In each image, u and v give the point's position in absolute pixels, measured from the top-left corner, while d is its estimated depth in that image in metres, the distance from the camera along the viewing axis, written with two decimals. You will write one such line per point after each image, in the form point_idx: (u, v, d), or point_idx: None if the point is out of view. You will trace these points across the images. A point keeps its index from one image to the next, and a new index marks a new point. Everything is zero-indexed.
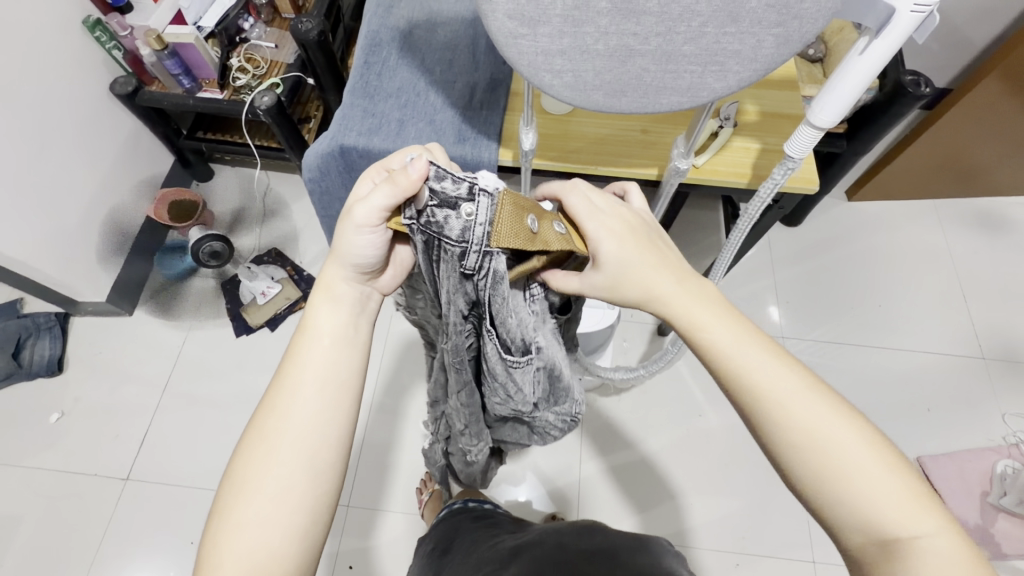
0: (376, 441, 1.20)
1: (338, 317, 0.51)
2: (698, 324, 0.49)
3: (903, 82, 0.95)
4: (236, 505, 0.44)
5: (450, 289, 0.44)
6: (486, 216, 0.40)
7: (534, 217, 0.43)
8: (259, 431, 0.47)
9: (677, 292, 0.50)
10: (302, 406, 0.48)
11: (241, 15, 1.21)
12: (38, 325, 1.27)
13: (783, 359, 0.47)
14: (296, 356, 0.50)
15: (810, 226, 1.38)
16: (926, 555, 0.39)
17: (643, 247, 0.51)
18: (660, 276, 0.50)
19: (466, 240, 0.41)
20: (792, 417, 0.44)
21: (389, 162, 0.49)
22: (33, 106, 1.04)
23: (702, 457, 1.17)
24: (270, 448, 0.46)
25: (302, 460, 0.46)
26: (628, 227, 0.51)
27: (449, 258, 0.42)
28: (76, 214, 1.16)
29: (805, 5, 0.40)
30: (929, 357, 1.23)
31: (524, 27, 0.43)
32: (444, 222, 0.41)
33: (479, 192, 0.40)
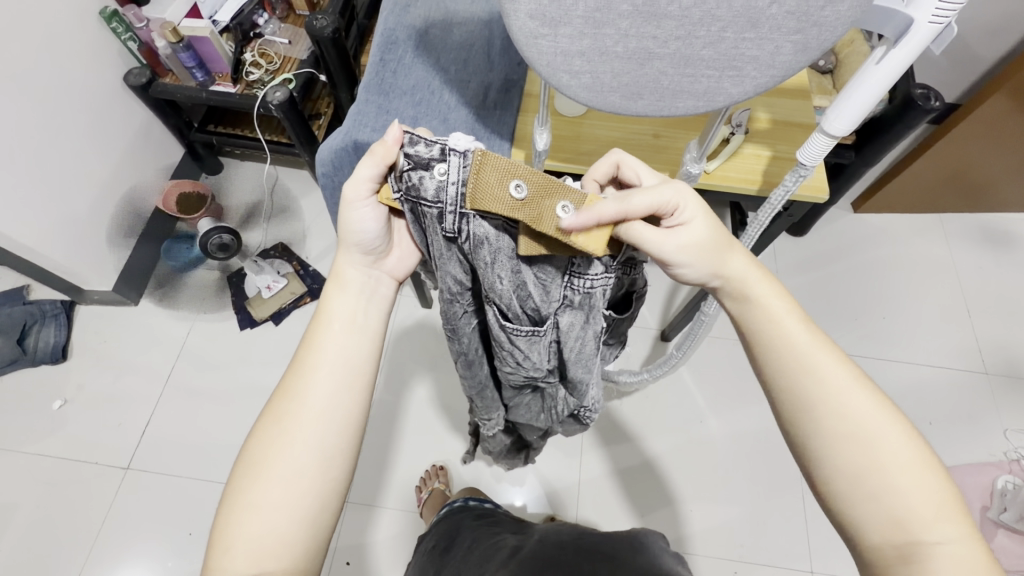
0: (377, 438, 1.20)
1: (352, 304, 0.51)
2: (765, 307, 0.48)
3: (913, 96, 0.95)
4: (249, 488, 0.44)
5: (443, 258, 0.47)
6: (457, 175, 0.42)
7: (522, 183, 0.40)
8: (272, 415, 0.47)
9: (748, 279, 0.49)
10: (316, 393, 0.47)
11: (255, 10, 1.22)
12: (45, 312, 1.27)
13: (844, 357, 0.46)
14: (311, 342, 0.50)
15: (816, 236, 1.38)
16: (942, 559, 0.39)
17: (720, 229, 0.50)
18: (729, 259, 0.50)
19: (442, 200, 0.43)
20: (843, 410, 0.44)
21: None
22: (47, 94, 1.05)
23: (703, 465, 1.17)
24: (283, 433, 0.46)
25: (313, 445, 0.46)
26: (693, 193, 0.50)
27: (431, 220, 0.45)
28: (86, 203, 1.17)
29: (825, 13, 0.41)
30: (932, 371, 1.23)
31: (545, 28, 0.43)
32: (420, 183, 0.43)
33: (450, 152, 0.42)
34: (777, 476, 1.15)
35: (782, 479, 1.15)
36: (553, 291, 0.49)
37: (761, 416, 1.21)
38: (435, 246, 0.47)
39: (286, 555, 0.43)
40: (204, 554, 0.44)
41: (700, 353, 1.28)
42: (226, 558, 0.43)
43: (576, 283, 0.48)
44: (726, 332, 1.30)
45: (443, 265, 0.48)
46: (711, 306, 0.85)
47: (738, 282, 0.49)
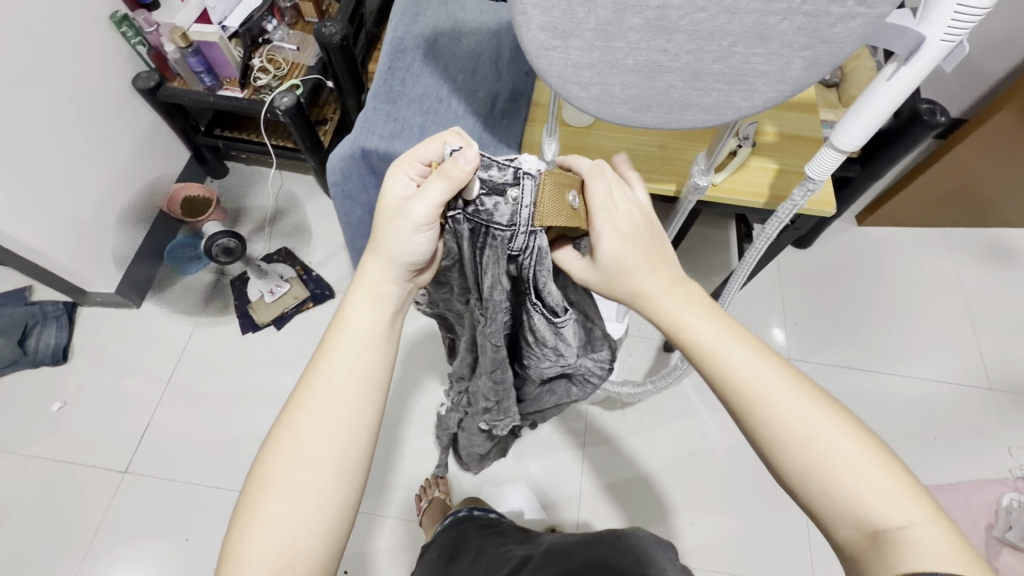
0: (378, 444, 1.19)
1: (369, 315, 0.50)
2: (679, 317, 0.49)
3: (919, 110, 0.95)
4: (264, 499, 0.44)
5: (493, 276, 0.44)
6: (530, 198, 0.41)
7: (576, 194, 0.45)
8: (286, 425, 0.47)
9: (663, 291, 0.49)
10: (335, 406, 0.47)
11: (264, 17, 1.23)
12: (47, 313, 1.27)
13: (766, 351, 0.47)
14: (326, 353, 0.49)
15: (819, 249, 1.38)
16: (914, 543, 0.38)
17: (641, 239, 0.48)
18: (649, 270, 0.49)
19: (514, 224, 0.41)
20: (774, 413, 0.44)
21: (413, 157, 0.47)
22: (55, 95, 1.05)
23: (704, 477, 1.16)
24: (300, 446, 0.45)
25: (332, 456, 0.46)
26: (633, 229, 0.48)
27: (497, 244, 0.43)
28: (91, 205, 1.17)
29: (835, 30, 0.41)
30: (936, 385, 1.23)
31: (556, 40, 0.43)
32: (494, 209, 0.42)
33: (524, 176, 0.41)
34: (779, 489, 1.14)
35: (782, 492, 1.14)
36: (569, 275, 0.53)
37: None
38: (485, 262, 0.44)
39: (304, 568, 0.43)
40: (218, 566, 0.44)
41: None
42: (241, 568, 0.42)
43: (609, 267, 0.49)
44: None
45: (491, 282, 0.45)
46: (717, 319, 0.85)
47: (650, 294, 0.49)
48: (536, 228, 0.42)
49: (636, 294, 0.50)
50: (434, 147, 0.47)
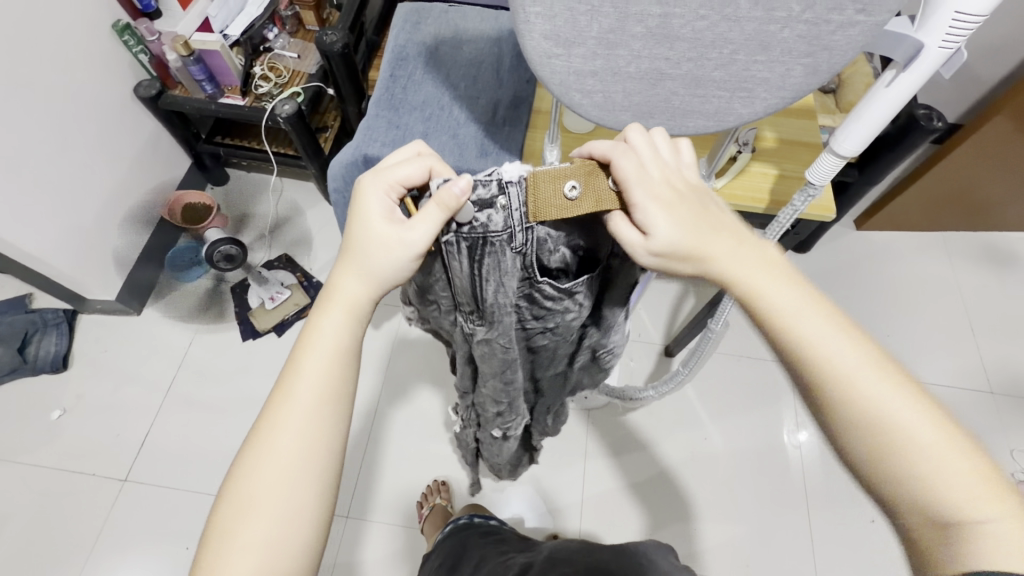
0: (376, 452, 1.19)
1: (335, 330, 0.49)
2: (750, 278, 0.46)
3: (915, 116, 0.95)
4: (235, 526, 0.43)
5: (496, 287, 0.44)
6: (519, 201, 0.40)
7: (574, 182, 0.39)
8: (253, 448, 0.45)
9: (730, 259, 0.46)
10: (306, 426, 0.46)
11: (265, 25, 1.23)
12: (46, 320, 1.27)
13: (848, 326, 0.44)
14: (291, 373, 0.47)
15: (819, 253, 1.39)
16: (994, 539, 0.35)
17: (694, 203, 0.46)
18: (714, 238, 0.46)
19: (510, 226, 0.41)
20: (842, 383, 0.41)
21: (394, 179, 0.46)
22: (57, 103, 1.05)
23: (706, 482, 1.16)
24: (271, 468, 0.44)
25: (307, 474, 0.45)
26: (678, 195, 0.45)
27: (498, 248, 0.42)
28: (93, 212, 1.17)
29: (835, 37, 0.41)
30: (937, 389, 1.23)
31: (559, 48, 0.44)
32: (488, 221, 0.41)
33: (507, 185, 0.40)
34: (781, 494, 1.14)
35: (785, 497, 1.14)
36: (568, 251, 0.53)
37: (764, 432, 1.20)
38: (485, 275, 0.43)
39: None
40: None
41: (705, 370, 1.27)
42: None
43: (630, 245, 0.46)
44: (730, 347, 1.29)
45: (493, 293, 0.44)
46: (718, 323, 0.85)
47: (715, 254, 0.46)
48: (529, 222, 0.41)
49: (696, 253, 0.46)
50: (415, 170, 0.46)
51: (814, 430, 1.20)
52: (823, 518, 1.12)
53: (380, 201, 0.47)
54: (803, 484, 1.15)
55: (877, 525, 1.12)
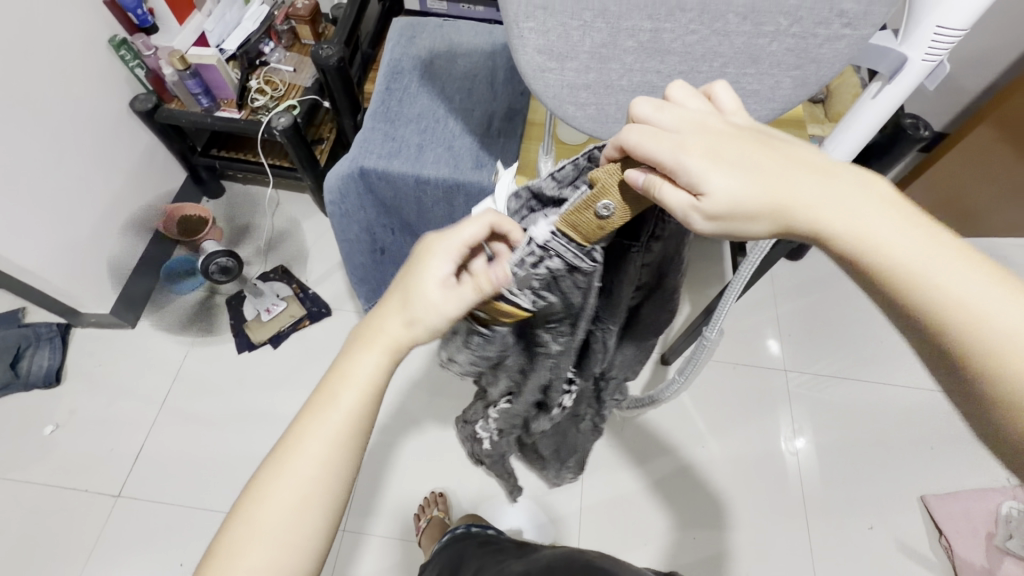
0: (374, 463, 1.18)
1: (375, 366, 0.45)
2: (863, 228, 0.37)
3: (903, 125, 0.97)
4: (238, 552, 0.41)
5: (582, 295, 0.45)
6: (567, 245, 0.40)
7: (606, 204, 0.37)
8: (271, 471, 0.43)
9: (821, 194, 0.38)
10: (321, 460, 0.43)
11: (262, 39, 1.25)
12: (39, 335, 1.26)
13: (968, 249, 0.37)
14: (323, 400, 0.44)
15: (811, 260, 1.41)
16: None
17: (757, 148, 0.38)
18: (793, 173, 0.38)
19: (577, 262, 0.41)
20: (992, 334, 0.35)
21: (460, 239, 0.44)
22: (54, 118, 1.06)
23: (705, 490, 1.16)
24: (280, 498, 0.42)
25: (315, 513, 0.43)
26: (726, 138, 0.38)
27: (568, 279, 0.43)
28: (88, 226, 1.17)
29: (822, 51, 0.42)
30: (932, 394, 1.24)
31: (552, 62, 0.45)
32: (551, 270, 0.41)
33: (545, 244, 0.40)
34: (781, 502, 1.14)
35: (785, 505, 1.14)
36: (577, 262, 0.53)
37: (762, 439, 1.20)
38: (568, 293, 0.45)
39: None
40: None
41: (701, 378, 1.27)
42: None
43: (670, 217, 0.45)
44: (725, 355, 1.30)
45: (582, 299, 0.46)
46: (714, 331, 0.84)
47: (808, 209, 0.37)
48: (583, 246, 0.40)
49: (780, 207, 0.38)
50: (478, 229, 0.44)
51: (812, 437, 1.20)
52: (823, 525, 1.12)
53: (441, 261, 0.44)
54: (801, 491, 1.15)
55: (876, 531, 1.12)
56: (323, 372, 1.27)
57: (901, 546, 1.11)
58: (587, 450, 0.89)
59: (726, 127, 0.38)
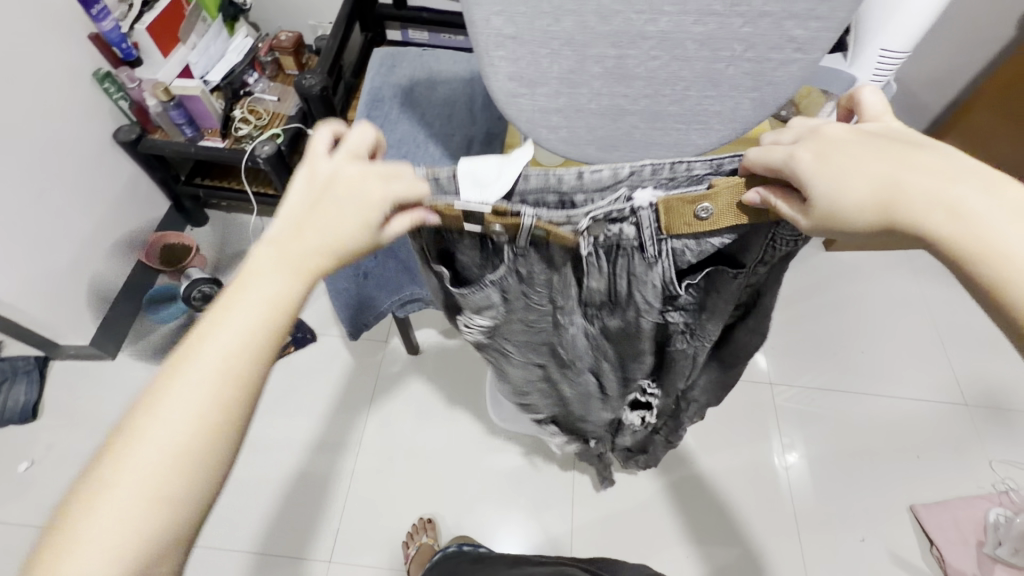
0: (361, 492, 1.16)
1: (274, 297, 0.38)
2: (990, 240, 0.33)
3: None
4: (99, 526, 0.33)
5: (636, 288, 0.49)
6: (649, 222, 0.43)
7: (706, 206, 0.40)
8: (143, 423, 0.35)
9: (943, 200, 0.34)
10: (201, 392, 0.36)
11: (246, 70, 1.28)
12: (16, 368, 1.23)
13: None
14: (217, 316, 0.38)
15: (790, 273, 1.43)
16: None
17: (873, 149, 0.36)
18: (915, 176, 0.35)
19: (649, 242, 0.44)
20: None
21: (386, 191, 0.40)
22: (35, 150, 1.06)
23: (696, 507, 1.15)
24: (149, 434, 0.35)
25: (185, 457, 0.35)
26: (844, 142, 0.37)
27: (628, 252, 0.46)
28: (68, 256, 1.17)
29: (777, 73, 0.44)
30: (915, 403, 1.26)
31: (523, 88, 0.46)
32: (619, 234, 0.44)
33: (638, 208, 0.42)
34: (773, 516, 1.14)
35: (777, 519, 1.14)
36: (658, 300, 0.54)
37: (753, 452, 1.20)
38: (619, 271, 0.47)
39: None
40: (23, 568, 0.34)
41: None
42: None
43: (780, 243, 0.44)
44: None
45: (639, 300, 0.49)
46: None
47: (920, 216, 0.34)
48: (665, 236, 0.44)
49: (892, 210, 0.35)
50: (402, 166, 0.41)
51: (803, 451, 1.21)
52: (816, 539, 1.12)
53: (378, 207, 0.40)
54: (793, 505, 1.15)
55: (868, 543, 1.12)
56: (308, 399, 1.25)
57: (895, 558, 1.11)
58: (657, 457, 0.98)
59: (845, 132, 0.37)
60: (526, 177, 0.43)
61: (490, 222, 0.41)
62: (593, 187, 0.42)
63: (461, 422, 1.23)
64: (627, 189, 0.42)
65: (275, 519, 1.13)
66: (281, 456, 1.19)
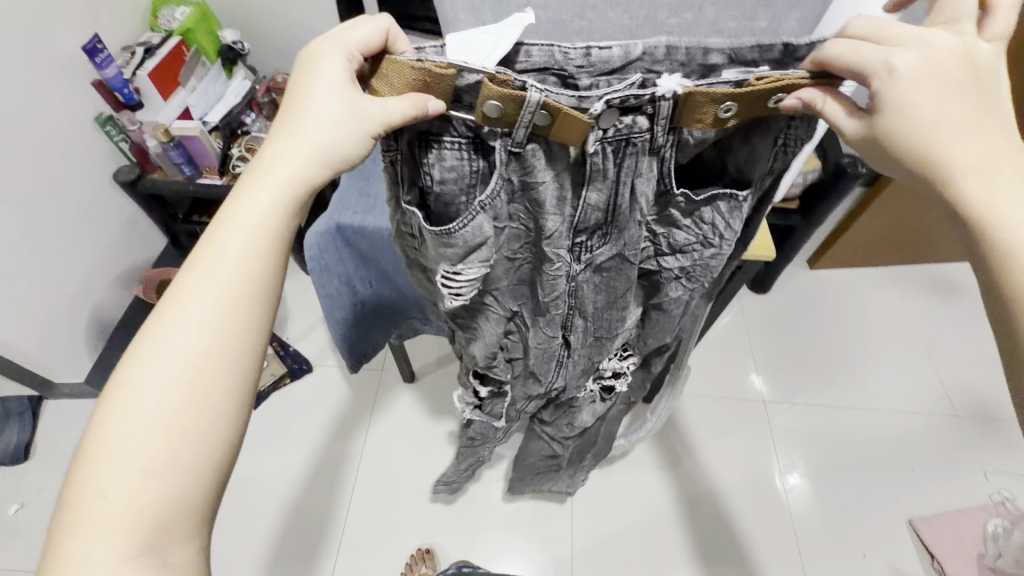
0: (358, 525, 1.15)
1: (258, 229, 0.39)
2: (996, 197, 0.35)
3: (842, 164, 1.07)
4: (99, 469, 0.34)
5: (637, 191, 0.45)
6: (668, 113, 0.39)
7: (730, 105, 0.39)
8: (118, 386, 0.36)
9: (976, 149, 0.36)
10: (188, 331, 0.37)
11: (243, 111, 1.32)
12: (9, 409, 1.22)
13: None
14: (198, 260, 0.39)
15: (777, 292, 1.46)
16: None
17: (960, 95, 0.36)
18: (968, 121, 0.36)
19: (657, 132, 0.41)
20: None
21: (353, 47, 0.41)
22: (39, 192, 1.09)
23: (696, 528, 1.15)
24: (143, 375, 0.36)
25: (182, 390, 0.36)
26: (948, 61, 0.36)
27: (640, 149, 0.42)
28: (65, 295, 1.18)
29: None
30: (906, 415, 1.27)
31: None
32: (633, 125, 0.40)
33: (659, 99, 0.38)
34: (774, 535, 1.14)
35: (778, 538, 1.13)
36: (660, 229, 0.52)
37: (748, 465, 1.21)
38: (622, 178, 0.44)
39: (161, 568, 0.35)
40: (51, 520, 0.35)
41: (683, 412, 1.28)
42: (83, 528, 0.34)
43: (790, 147, 0.46)
44: (705, 390, 1.31)
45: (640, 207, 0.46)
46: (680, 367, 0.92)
47: (953, 154, 0.36)
48: (673, 129, 0.41)
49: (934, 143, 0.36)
50: (373, 33, 0.41)
51: (804, 471, 1.21)
52: (818, 556, 1.11)
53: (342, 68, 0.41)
54: (793, 523, 1.15)
55: (870, 560, 1.11)
56: (304, 431, 1.25)
57: (897, 572, 1.10)
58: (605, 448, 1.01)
59: (954, 48, 0.37)
60: (529, 52, 0.39)
61: (488, 93, 0.37)
62: (601, 67, 0.40)
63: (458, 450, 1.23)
64: (640, 72, 0.40)
65: (270, 559, 1.10)
66: (277, 490, 1.18)
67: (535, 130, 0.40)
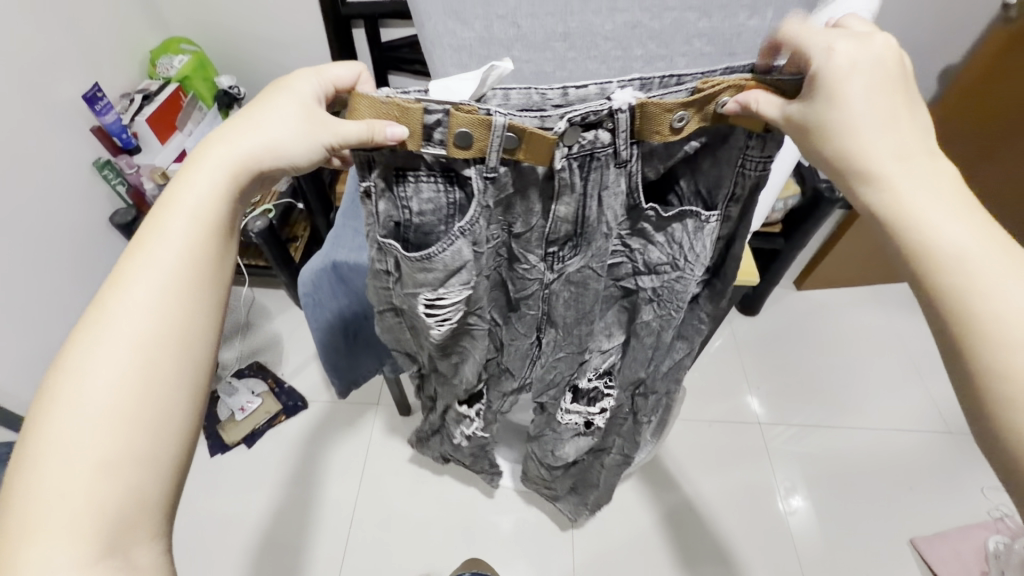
0: (356, 564, 1.12)
1: (199, 214, 0.43)
2: (898, 184, 0.38)
3: (819, 189, 1.11)
4: (42, 466, 0.34)
5: (604, 203, 0.48)
6: (626, 126, 0.42)
7: (683, 115, 0.42)
8: (61, 381, 0.36)
9: (886, 141, 0.39)
10: (128, 310, 0.39)
11: None
12: None
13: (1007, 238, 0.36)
14: (134, 248, 0.41)
15: (766, 314, 1.49)
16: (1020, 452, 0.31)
17: (887, 95, 0.40)
18: (885, 120, 0.40)
19: (619, 144, 0.43)
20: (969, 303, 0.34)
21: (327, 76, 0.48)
22: (36, 236, 1.10)
23: (699, 555, 1.14)
24: (88, 354, 0.37)
25: (126, 367, 0.37)
26: (882, 72, 0.40)
27: (605, 162, 0.45)
28: (59, 337, 1.18)
29: None
30: (900, 433, 1.28)
31: None
32: (595, 140, 0.43)
33: (616, 112, 0.41)
34: (777, 561, 1.13)
35: (781, 564, 1.12)
36: (632, 241, 0.56)
37: (746, 486, 1.21)
38: (590, 190, 0.47)
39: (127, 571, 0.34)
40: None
41: (680, 438, 1.28)
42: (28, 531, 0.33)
43: (749, 168, 0.48)
44: (701, 414, 1.32)
45: (605, 222, 0.49)
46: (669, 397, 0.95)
47: (860, 146, 0.40)
48: (636, 142, 0.44)
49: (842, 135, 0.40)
50: (347, 74, 0.50)
51: (806, 494, 1.20)
52: None
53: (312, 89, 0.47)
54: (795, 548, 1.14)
55: None
56: (300, 467, 1.24)
57: None
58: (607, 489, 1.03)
59: (890, 54, 0.40)
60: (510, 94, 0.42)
61: (456, 123, 0.40)
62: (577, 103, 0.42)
63: (454, 483, 1.21)
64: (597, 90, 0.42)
65: None
66: (272, 531, 1.16)
67: (504, 154, 0.42)
